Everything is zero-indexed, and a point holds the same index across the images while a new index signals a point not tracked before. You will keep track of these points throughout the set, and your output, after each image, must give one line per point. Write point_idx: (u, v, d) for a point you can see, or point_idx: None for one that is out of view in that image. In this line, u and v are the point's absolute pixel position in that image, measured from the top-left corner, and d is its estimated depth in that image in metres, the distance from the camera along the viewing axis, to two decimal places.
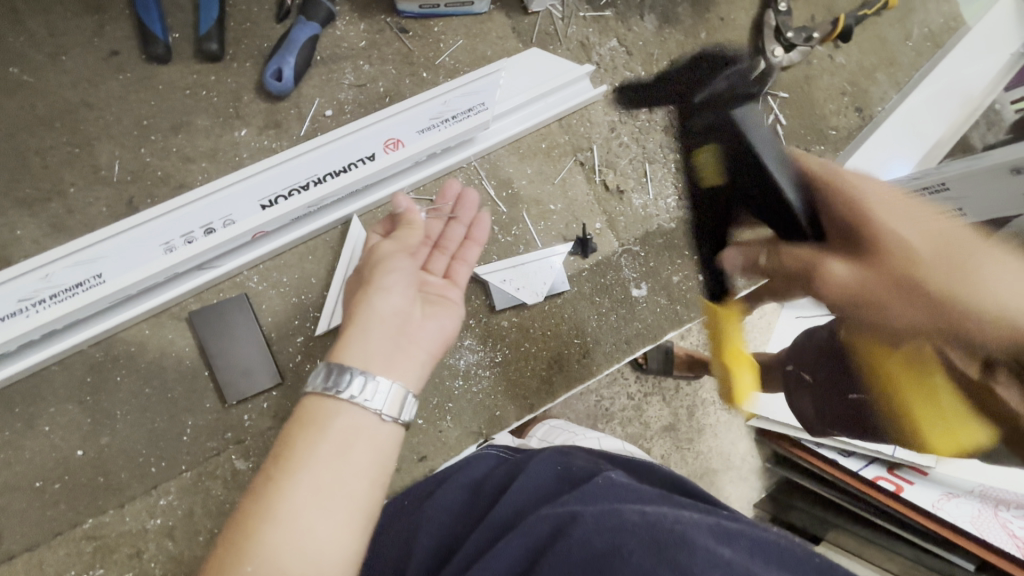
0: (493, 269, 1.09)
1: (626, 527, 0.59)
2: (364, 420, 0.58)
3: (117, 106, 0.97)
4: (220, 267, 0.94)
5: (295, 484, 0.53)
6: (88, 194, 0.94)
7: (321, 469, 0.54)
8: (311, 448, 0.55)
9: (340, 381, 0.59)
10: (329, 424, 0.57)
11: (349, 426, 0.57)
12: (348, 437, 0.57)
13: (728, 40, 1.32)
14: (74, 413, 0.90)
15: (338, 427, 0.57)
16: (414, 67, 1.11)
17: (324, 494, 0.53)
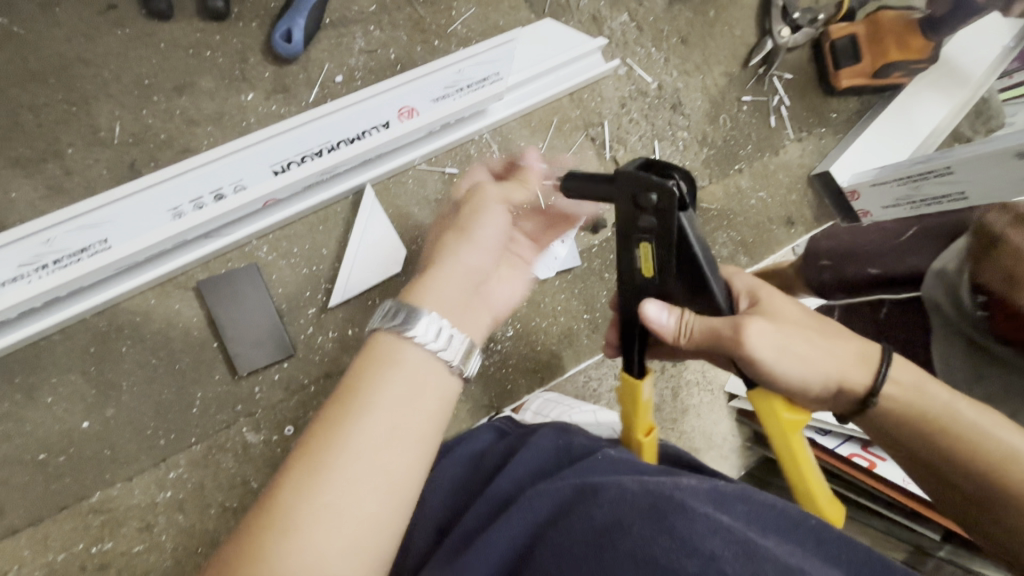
0: None
1: (624, 498, 0.57)
2: (426, 375, 0.54)
3: (117, 63, 0.92)
4: (230, 235, 0.92)
5: (351, 434, 0.49)
6: (87, 156, 0.89)
7: (376, 425, 0.50)
8: (381, 391, 0.52)
9: (410, 321, 0.55)
10: (388, 372, 0.53)
11: (406, 383, 0.53)
12: (416, 387, 0.53)
13: (737, 20, 1.32)
14: (77, 384, 0.86)
15: (402, 376, 0.53)
16: (426, 34, 1.08)
17: (380, 454, 0.49)
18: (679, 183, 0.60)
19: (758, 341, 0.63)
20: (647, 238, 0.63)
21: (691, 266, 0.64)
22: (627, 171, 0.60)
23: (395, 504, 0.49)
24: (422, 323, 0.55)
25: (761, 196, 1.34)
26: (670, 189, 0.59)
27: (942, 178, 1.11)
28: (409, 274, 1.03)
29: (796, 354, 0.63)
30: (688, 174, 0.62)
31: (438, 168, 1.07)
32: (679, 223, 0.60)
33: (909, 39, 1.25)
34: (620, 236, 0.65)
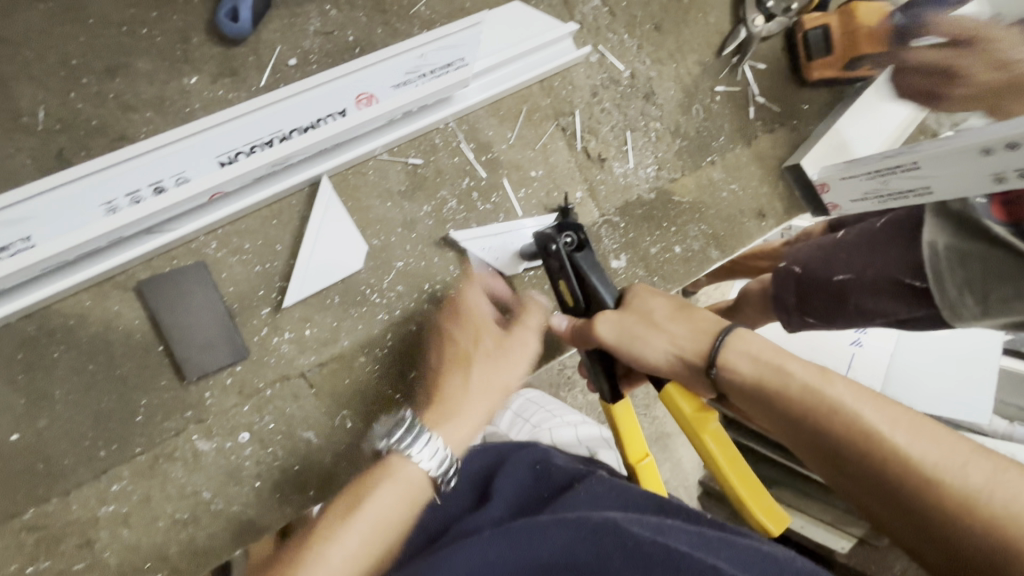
0: (474, 236, 1.03)
1: (614, 540, 0.61)
2: (416, 480, 0.76)
3: (40, 41, 0.83)
4: (173, 231, 0.85)
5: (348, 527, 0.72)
6: (7, 143, 0.81)
7: (356, 533, 0.72)
8: (378, 499, 0.74)
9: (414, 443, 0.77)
10: (388, 481, 0.75)
11: (398, 490, 0.75)
12: (393, 508, 0.74)
13: (710, 7, 1.29)
14: (4, 394, 0.79)
15: (395, 478, 0.76)
16: (387, 15, 1.01)
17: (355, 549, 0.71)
18: (572, 237, 0.86)
19: (606, 328, 0.80)
20: (559, 275, 0.88)
21: (588, 291, 0.85)
22: (540, 233, 0.88)
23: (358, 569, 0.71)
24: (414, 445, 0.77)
25: (733, 188, 1.33)
26: (561, 243, 0.85)
27: (908, 173, 1.10)
28: (372, 271, 0.99)
29: (638, 337, 0.79)
30: (578, 231, 0.87)
31: (401, 158, 1.02)
32: (575, 263, 0.85)
33: (880, 31, 1.23)
34: (550, 279, 0.91)
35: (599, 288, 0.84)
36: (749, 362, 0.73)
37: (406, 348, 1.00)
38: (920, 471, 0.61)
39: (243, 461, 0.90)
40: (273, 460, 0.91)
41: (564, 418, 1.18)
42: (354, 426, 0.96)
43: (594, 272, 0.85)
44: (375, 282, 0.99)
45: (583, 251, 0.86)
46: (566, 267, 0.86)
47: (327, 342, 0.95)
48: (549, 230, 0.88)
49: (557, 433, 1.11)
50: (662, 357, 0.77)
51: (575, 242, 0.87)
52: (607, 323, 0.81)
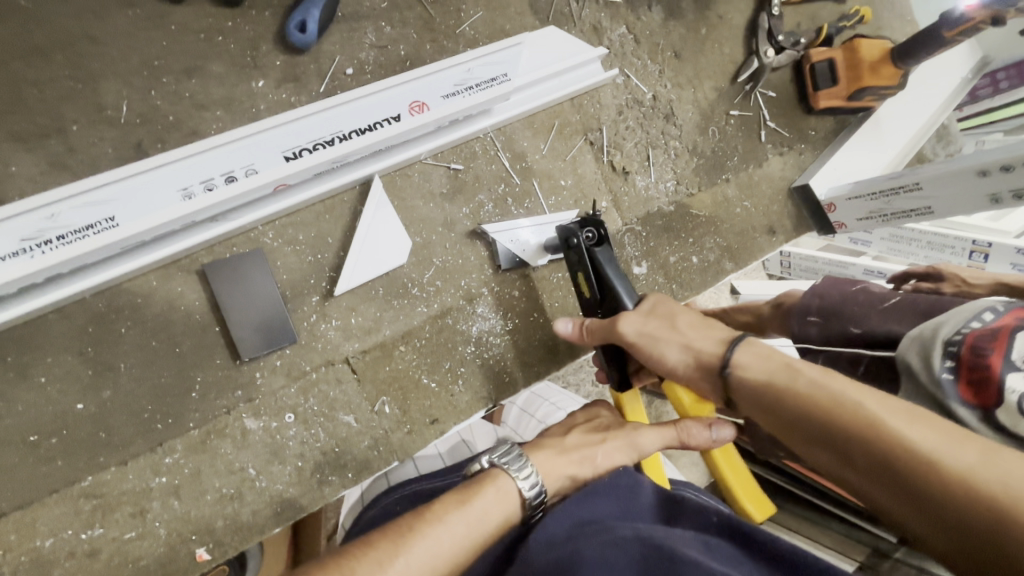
0: (502, 228, 1.09)
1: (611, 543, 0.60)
2: (511, 501, 0.72)
3: (125, 43, 0.91)
4: (237, 219, 0.91)
5: (447, 517, 0.67)
6: (92, 134, 0.88)
7: (452, 537, 0.65)
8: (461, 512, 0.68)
9: (518, 462, 0.76)
10: (490, 488, 0.72)
11: (497, 497, 0.71)
12: (478, 519, 0.68)
13: (725, 39, 1.40)
14: (73, 364, 0.84)
15: (494, 494, 0.71)
16: (435, 34, 1.10)
17: (450, 541, 0.65)
18: (591, 234, 0.91)
19: (627, 327, 0.84)
20: (579, 268, 0.93)
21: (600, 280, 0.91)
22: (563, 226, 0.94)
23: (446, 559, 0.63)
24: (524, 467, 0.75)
25: (745, 205, 1.41)
26: (581, 236, 0.91)
27: (911, 194, 1.21)
28: (414, 266, 1.05)
29: (653, 343, 0.81)
30: (601, 226, 0.92)
31: (444, 163, 1.09)
32: (596, 258, 0.91)
33: (881, 66, 1.35)
34: (570, 272, 0.97)
35: (611, 277, 0.90)
36: (756, 358, 0.72)
37: (443, 340, 1.05)
38: (923, 452, 0.53)
39: (287, 441, 0.94)
40: (315, 441, 0.95)
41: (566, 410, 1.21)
42: (392, 412, 1.01)
43: (611, 265, 0.90)
44: (416, 277, 1.05)
45: (602, 246, 0.92)
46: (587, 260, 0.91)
47: (370, 331, 1.01)
48: (573, 225, 0.93)
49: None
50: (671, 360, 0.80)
51: (596, 237, 0.92)
52: (628, 324, 0.84)
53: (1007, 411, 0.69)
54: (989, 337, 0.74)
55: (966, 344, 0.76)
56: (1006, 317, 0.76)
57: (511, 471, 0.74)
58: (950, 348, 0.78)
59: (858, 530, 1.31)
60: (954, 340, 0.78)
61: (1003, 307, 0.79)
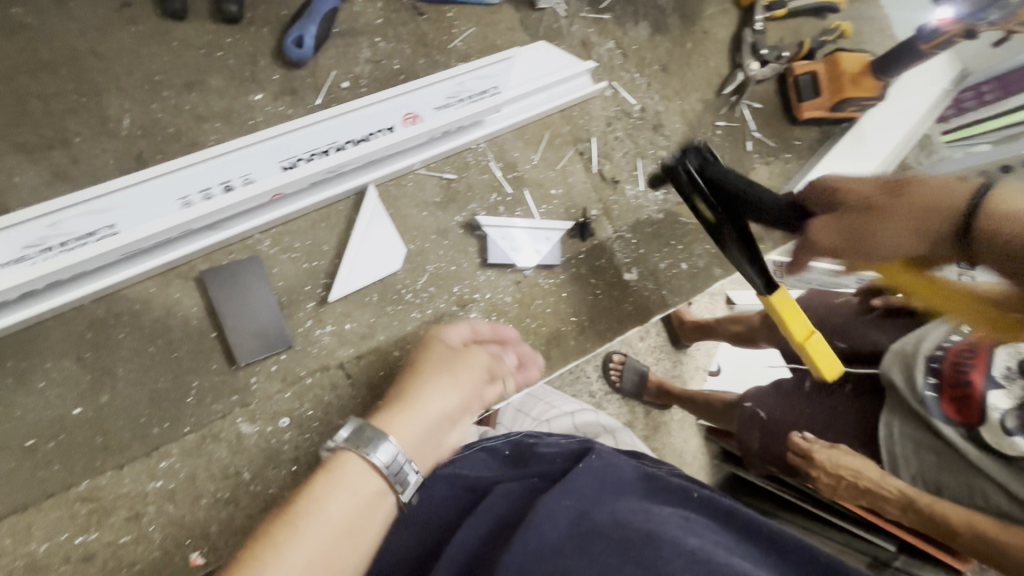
0: (496, 223, 1.13)
1: (595, 532, 0.64)
2: (366, 483, 0.67)
3: (128, 58, 0.94)
4: (235, 227, 0.94)
5: (310, 520, 0.63)
6: (94, 145, 0.91)
7: (316, 530, 0.62)
8: (326, 494, 0.64)
9: (377, 443, 0.68)
10: (331, 482, 0.66)
11: (353, 484, 0.66)
12: (349, 494, 0.66)
13: (710, 53, 1.44)
14: (71, 369, 0.86)
15: (348, 487, 0.66)
16: (428, 49, 1.14)
17: (325, 537, 0.62)
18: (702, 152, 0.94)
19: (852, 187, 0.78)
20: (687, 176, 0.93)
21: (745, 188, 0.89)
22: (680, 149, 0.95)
23: (328, 557, 0.62)
24: (370, 446, 0.68)
25: None
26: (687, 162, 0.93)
27: None
28: (407, 272, 1.07)
29: (866, 234, 0.76)
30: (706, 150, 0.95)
31: (437, 172, 1.12)
32: (714, 170, 0.91)
33: (862, 78, 1.38)
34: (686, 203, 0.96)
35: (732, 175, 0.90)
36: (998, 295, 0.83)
37: None
38: None
39: (282, 445, 0.95)
40: (310, 445, 0.96)
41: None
42: None
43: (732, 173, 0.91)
44: (410, 283, 1.07)
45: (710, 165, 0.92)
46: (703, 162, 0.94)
47: (364, 336, 1.02)
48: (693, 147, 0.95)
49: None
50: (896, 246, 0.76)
51: (699, 162, 0.93)
52: (923, 188, 0.74)
53: (990, 424, 1.01)
54: (973, 355, 1.05)
55: (949, 361, 1.06)
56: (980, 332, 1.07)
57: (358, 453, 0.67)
58: (932, 364, 1.08)
59: (856, 541, 1.28)
60: (935, 356, 1.08)
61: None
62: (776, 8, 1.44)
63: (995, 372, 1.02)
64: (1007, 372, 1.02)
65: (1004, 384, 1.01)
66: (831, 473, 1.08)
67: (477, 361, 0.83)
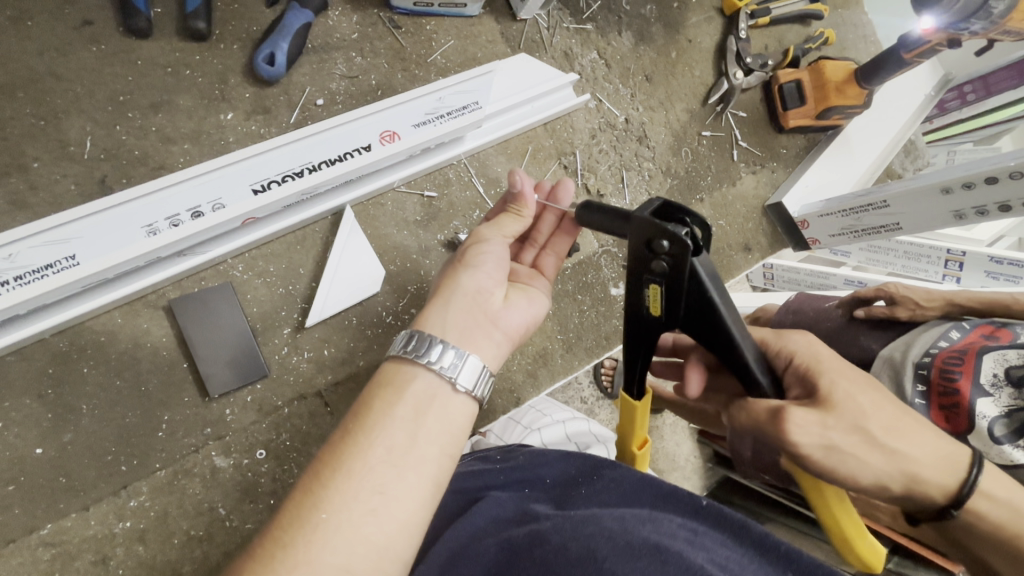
0: None
1: (601, 533, 0.53)
2: (427, 388, 0.53)
3: (90, 79, 0.90)
4: (205, 253, 0.90)
5: (372, 442, 0.49)
6: (54, 170, 0.87)
7: (388, 461, 0.48)
8: (389, 409, 0.51)
9: (424, 346, 0.55)
10: (392, 396, 0.52)
11: (413, 390, 0.53)
12: (423, 403, 0.53)
13: (695, 62, 1.43)
14: (32, 408, 0.82)
15: (415, 395, 0.53)
16: (406, 63, 1.11)
17: (395, 455, 0.49)
18: (691, 229, 0.60)
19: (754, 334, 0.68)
20: (658, 278, 0.62)
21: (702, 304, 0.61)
22: (645, 218, 0.60)
23: (402, 475, 0.48)
24: (434, 347, 0.55)
25: (720, 224, 1.43)
26: (684, 240, 0.58)
27: (880, 211, 1.23)
28: (387, 294, 1.04)
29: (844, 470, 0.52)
30: (701, 224, 0.61)
31: (418, 190, 1.09)
32: (691, 268, 0.59)
33: (847, 86, 1.39)
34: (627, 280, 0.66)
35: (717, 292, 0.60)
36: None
37: None
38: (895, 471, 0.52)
39: (259, 478, 0.91)
40: (288, 477, 0.93)
41: (554, 416, 1.06)
42: None
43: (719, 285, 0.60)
44: (390, 305, 1.04)
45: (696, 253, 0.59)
46: (677, 267, 0.60)
47: (344, 362, 0.99)
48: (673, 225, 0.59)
49: (548, 433, 1.00)
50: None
51: (696, 239, 0.60)
52: (851, 398, 0.54)
53: (977, 436, 0.75)
54: (957, 360, 0.79)
55: (936, 367, 0.80)
56: (973, 335, 0.82)
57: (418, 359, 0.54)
58: (920, 372, 0.82)
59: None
60: (924, 363, 0.82)
61: (971, 325, 0.84)
62: (759, 16, 1.44)
63: (987, 379, 0.76)
64: (995, 378, 0.76)
65: (992, 394, 0.75)
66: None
67: (496, 242, 0.68)
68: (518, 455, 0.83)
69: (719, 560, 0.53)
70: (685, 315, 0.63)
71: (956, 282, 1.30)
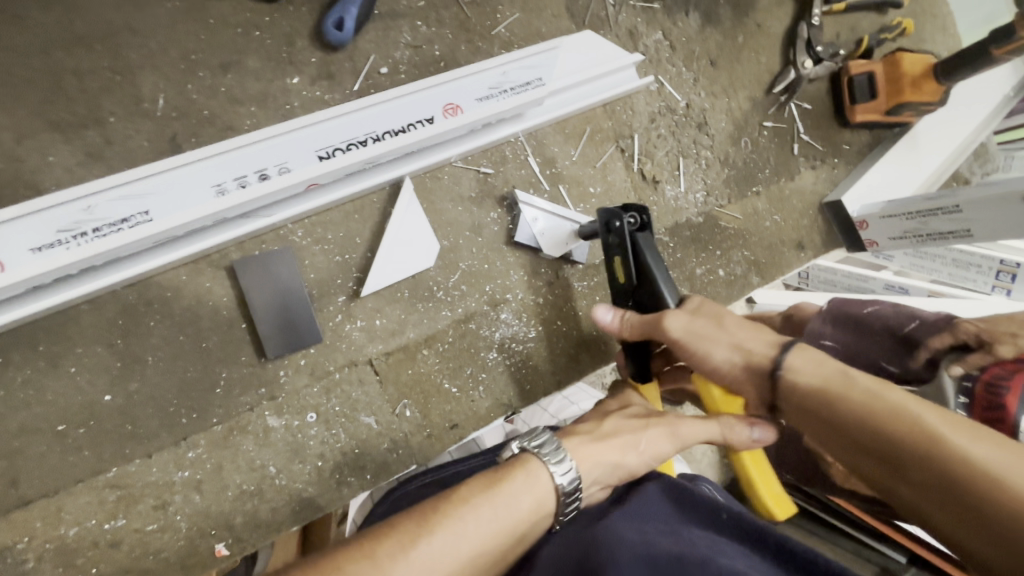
0: (534, 204, 1.08)
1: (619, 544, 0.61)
2: (547, 498, 0.65)
3: (165, 36, 0.91)
4: (268, 217, 0.91)
5: (478, 510, 0.60)
6: (128, 126, 0.88)
7: (480, 522, 0.59)
8: (508, 489, 0.63)
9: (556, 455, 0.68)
10: (520, 476, 0.65)
11: (532, 496, 0.64)
12: (526, 501, 0.63)
13: (762, 49, 1.37)
14: (102, 355, 0.85)
15: (529, 492, 0.64)
16: (471, 34, 1.09)
17: (485, 550, 0.58)
18: (638, 217, 0.88)
19: (674, 325, 0.80)
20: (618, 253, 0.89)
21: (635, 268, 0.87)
22: (607, 208, 0.89)
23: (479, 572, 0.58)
24: (561, 459, 0.67)
25: (775, 219, 1.39)
26: (624, 219, 0.87)
27: (951, 216, 1.17)
28: (439, 269, 1.04)
29: (703, 344, 0.78)
30: (644, 212, 0.88)
31: (474, 166, 1.08)
32: (633, 240, 0.86)
33: (923, 82, 1.32)
34: (604, 257, 0.93)
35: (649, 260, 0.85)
36: (812, 366, 0.69)
37: (465, 344, 1.05)
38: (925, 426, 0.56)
39: (309, 440, 0.94)
40: (336, 441, 0.95)
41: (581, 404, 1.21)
42: (412, 416, 1.00)
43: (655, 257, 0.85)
44: (441, 280, 1.04)
45: (644, 230, 0.88)
46: (627, 242, 0.87)
47: (394, 333, 1.00)
48: (627, 214, 0.87)
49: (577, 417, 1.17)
50: (715, 360, 0.77)
51: (638, 223, 0.88)
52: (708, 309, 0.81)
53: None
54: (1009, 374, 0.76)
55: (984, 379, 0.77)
56: None
57: (545, 458, 0.67)
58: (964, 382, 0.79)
59: (867, 550, 1.22)
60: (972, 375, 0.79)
61: None
62: (834, 2, 1.37)
63: None
64: None
65: None
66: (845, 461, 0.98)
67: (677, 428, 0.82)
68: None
69: (735, 564, 0.58)
70: (638, 280, 0.87)
71: (1006, 294, 1.26)
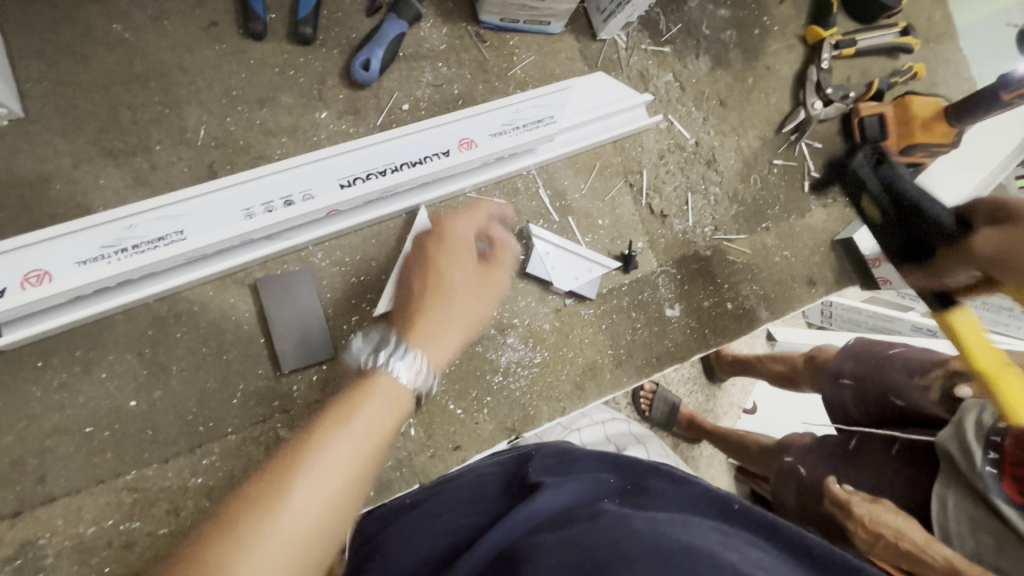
0: (544, 237, 1.13)
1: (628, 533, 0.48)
2: (403, 401, 0.59)
3: (210, 74, 1.00)
4: (290, 239, 0.97)
5: (320, 456, 0.50)
6: (172, 153, 0.97)
7: (328, 467, 0.50)
8: (354, 414, 0.54)
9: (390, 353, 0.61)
10: (369, 397, 0.57)
11: (386, 410, 0.57)
12: (377, 422, 0.55)
13: (771, 90, 1.41)
14: (131, 363, 0.91)
15: (378, 409, 0.56)
16: (488, 75, 1.16)
17: (349, 477, 0.51)
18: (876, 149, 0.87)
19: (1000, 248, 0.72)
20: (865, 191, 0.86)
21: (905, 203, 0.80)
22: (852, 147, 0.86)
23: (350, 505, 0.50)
24: (402, 355, 0.60)
25: (785, 255, 1.40)
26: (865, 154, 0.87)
27: None
28: None
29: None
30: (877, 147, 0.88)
31: (487, 197, 1.13)
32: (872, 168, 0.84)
33: (934, 124, 1.32)
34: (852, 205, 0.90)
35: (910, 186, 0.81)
36: None
37: (472, 367, 1.08)
38: None
39: None
40: None
41: (593, 417, 1.10)
42: (417, 435, 1.03)
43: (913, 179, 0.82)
44: None
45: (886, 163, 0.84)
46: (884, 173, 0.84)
47: None
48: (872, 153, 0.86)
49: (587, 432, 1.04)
50: None
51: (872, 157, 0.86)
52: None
53: None
54: None
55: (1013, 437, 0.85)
56: None
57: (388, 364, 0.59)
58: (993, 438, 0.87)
59: None
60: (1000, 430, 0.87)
61: None
62: (844, 47, 1.41)
63: None
64: None
65: None
66: (869, 529, 0.90)
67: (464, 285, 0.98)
68: (547, 456, 0.79)
69: (752, 559, 0.49)
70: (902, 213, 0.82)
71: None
